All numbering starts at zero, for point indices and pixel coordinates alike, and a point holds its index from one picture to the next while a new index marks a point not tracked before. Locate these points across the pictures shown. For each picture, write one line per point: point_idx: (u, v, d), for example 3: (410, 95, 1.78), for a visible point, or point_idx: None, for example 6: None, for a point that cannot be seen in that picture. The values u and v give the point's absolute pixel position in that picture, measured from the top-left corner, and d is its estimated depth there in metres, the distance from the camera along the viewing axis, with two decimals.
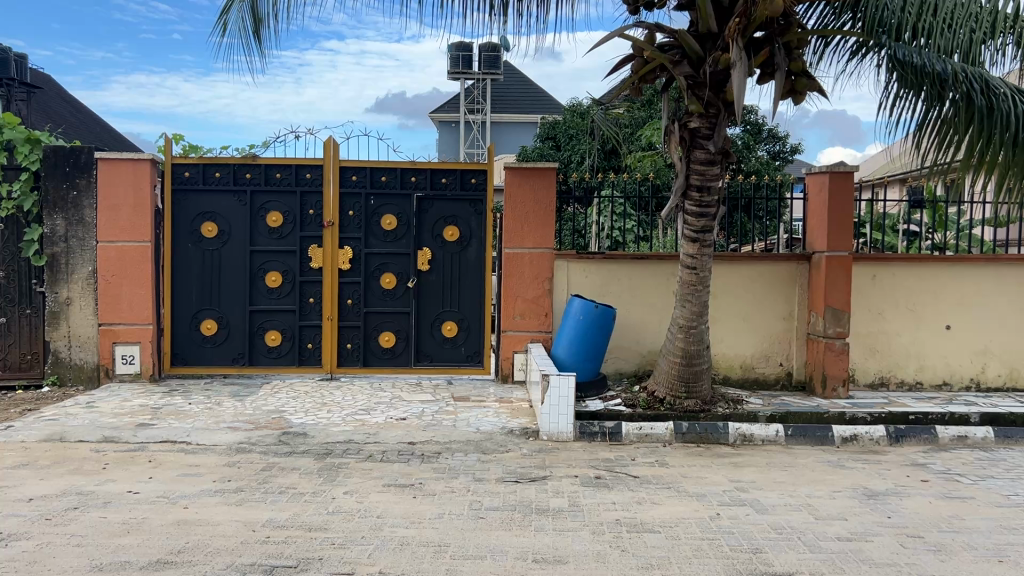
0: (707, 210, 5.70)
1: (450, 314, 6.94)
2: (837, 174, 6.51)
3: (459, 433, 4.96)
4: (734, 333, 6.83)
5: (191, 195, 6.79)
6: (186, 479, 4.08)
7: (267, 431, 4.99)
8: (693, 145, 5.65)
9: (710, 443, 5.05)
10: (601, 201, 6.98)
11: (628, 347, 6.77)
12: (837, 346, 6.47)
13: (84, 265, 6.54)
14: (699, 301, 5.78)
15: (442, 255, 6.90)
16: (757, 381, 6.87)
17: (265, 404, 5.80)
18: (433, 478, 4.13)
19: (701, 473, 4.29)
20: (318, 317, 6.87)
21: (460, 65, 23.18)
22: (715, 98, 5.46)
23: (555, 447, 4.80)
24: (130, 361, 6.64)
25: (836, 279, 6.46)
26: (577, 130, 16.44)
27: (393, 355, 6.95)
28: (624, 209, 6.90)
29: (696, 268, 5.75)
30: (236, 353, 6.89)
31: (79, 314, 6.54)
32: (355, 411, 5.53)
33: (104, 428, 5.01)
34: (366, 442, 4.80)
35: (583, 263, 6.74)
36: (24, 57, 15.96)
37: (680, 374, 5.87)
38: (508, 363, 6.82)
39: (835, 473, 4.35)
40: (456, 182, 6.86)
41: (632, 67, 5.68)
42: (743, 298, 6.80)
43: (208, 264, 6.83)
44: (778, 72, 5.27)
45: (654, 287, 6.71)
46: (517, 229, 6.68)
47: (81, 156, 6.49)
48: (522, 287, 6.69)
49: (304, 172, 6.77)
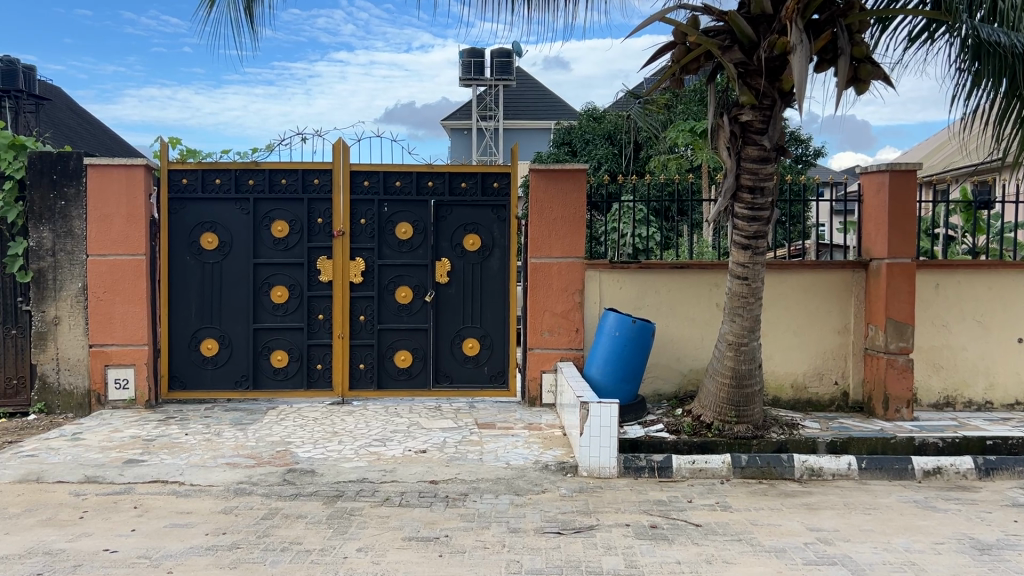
0: (760, 214, 5.08)
1: (471, 330, 6.35)
2: (898, 172, 5.89)
3: (487, 470, 4.37)
4: (784, 349, 6.22)
5: (189, 203, 6.23)
6: (175, 532, 3.49)
7: (271, 469, 4.40)
8: (744, 141, 5.05)
9: (773, 479, 4.43)
10: (620, 206, 6.38)
11: (667, 366, 6.16)
12: (899, 363, 5.85)
13: (73, 281, 6.00)
14: (751, 315, 5.17)
15: (461, 265, 6.32)
16: (810, 402, 6.25)
17: (269, 434, 5.21)
18: (461, 528, 3.52)
19: (772, 520, 3.68)
20: (328, 335, 6.31)
21: (472, 71, 22.60)
22: (771, 88, 4.89)
23: (598, 486, 4.20)
24: (124, 386, 6.07)
25: (899, 289, 5.86)
26: (595, 135, 15.96)
27: (410, 376, 6.36)
28: (645, 214, 6.31)
29: (748, 278, 5.14)
30: (239, 375, 6.32)
31: (68, 335, 6.01)
32: (369, 442, 4.94)
33: (87, 466, 4.44)
34: (382, 481, 4.21)
35: (616, 273, 6.13)
36: (33, 70, 15.98)
37: (730, 397, 5.28)
38: (536, 384, 6.21)
39: (928, 518, 3.74)
40: (476, 187, 6.28)
41: (674, 55, 5.13)
42: (793, 310, 6.19)
43: (209, 279, 6.27)
44: (843, 57, 4.67)
45: (695, 300, 6.10)
46: (544, 237, 6.09)
47: (69, 162, 5.95)
48: (549, 299, 6.11)
49: (311, 177, 6.21)
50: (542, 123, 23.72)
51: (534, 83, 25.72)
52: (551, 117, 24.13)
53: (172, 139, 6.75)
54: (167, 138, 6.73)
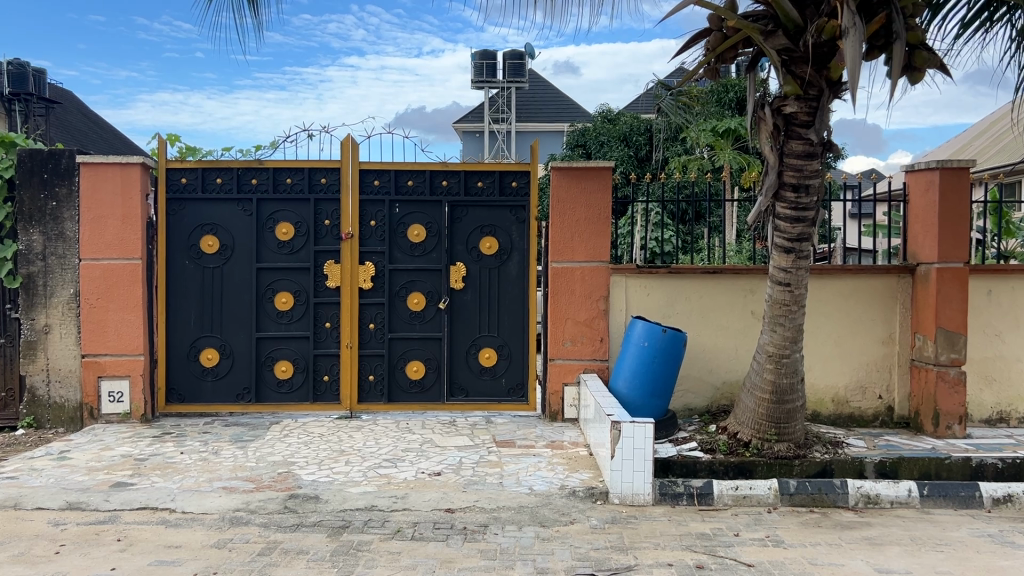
0: (804, 214, 4.66)
1: (488, 339, 5.95)
2: (949, 170, 5.44)
3: (508, 497, 3.95)
4: (825, 361, 5.79)
5: (188, 204, 5.86)
6: (160, 572, 3.10)
7: (271, 494, 4.00)
8: (787, 135, 4.64)
9: (826, 507, 4.00)
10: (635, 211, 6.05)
11: (698, 379, 5.74)
12: (951, 376, 5.41)
13: (64, 287, 5.63)
14: (793, 324, 4.75)
15: (477, 270, 5.92)
16: (852, 417, 5.82)
17: (271, 453, 4.81)
18: (482, 569, 3.12)
19: (833, 558, 3.26)
20: (336, 345, 5.91)
21: (484, 73, 22.20)
22: (817, 77, 4.48)
23: (632, 516, 3.78)
24: (118, 399, 5.69)
25: (950, 295, 5.43)
26: (609, 136, 15.47)
27: (422, 389, 5.97)
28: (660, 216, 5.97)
29: (790, 284, 4.71)
30: (241, 388, 5.95)
31: (58, 345, 5.64)
32: (378, 463, 4.54)
33: (69, 491, 4.05)
34: (393, 509, 3.81)
35: (643, 278, 5.71)
36: (45, 73, 15.93)
37: (769, 414, 4.85)
38: (557, 398, 5.78)
39: (1009, 557, 3.31)
40: (494, 186, 5.88)
41: (710, 43, 4.74)
42: (834, 318, 5.76)
43: (209, 285, 5.90)
44: (898, 41, 4.23)
45: (728, 307, 5.68)
46: (565, 240, 5.68)
47: (61, 161, 5.58)
48: (572, 306, 5.69)
49: (318, 176, 5.84)
50: (555, 125, 23.31)
51: (547, 86, 25.30)
52: (563, 120, 23.70)
53: (171, 136, 6.40)
54: (166, 135, 6.38)
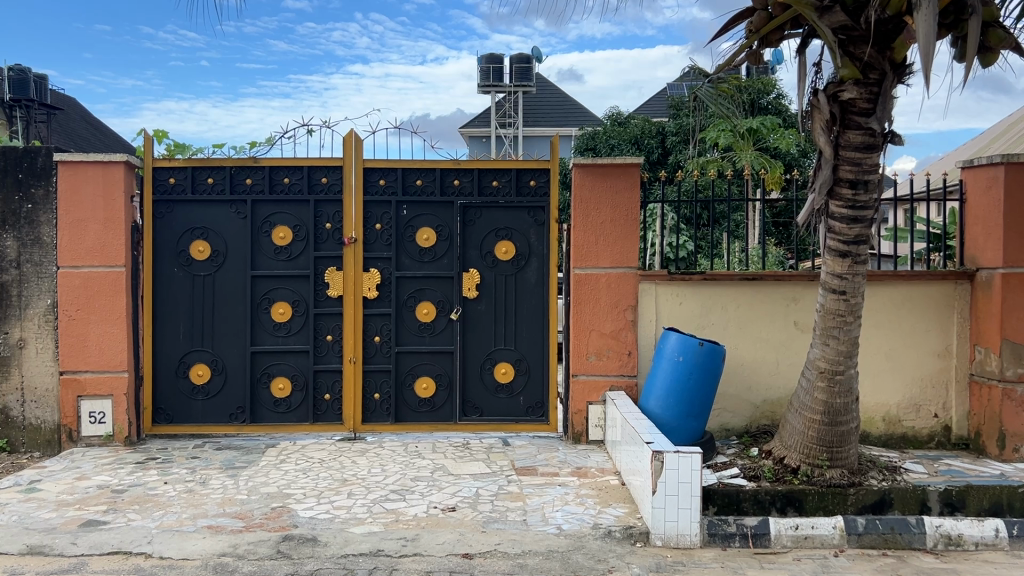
0: (862, 212, 4.15)
1: (504, 353, 5.43)
2: (1015, 165, 4.91)
3: (535, 539, 3.43)
4: (875, 376, 5.27)
5: (177, 205, 5.38)
6: None
7: (262, 536, 3.48)
8: (842, 124, 4.16)
9: (899, 549, 3.49)
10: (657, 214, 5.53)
11: (737, 397, 5.23)
12: (1018, 393, 4.89)
13: (41, 297, 5.13)
14: (849, 336, 4.22)
15: (492, 277, 5.41)
16: (904, 438, 5.30)
17: (264, 483, 4.30)
18: None
19: None
20: (338, 359, 5.41)
21: (489, 77, 21.70)
22: (880, 57, 4.00)
23: (680, 563, 3.27)
24: (100, 420, 5.18)
25: (1017, 303, 4.91)
26: (620, 139, 14.95)
27: (433, 408, 5.46)
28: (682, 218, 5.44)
29: (846, 292, 4.19)
30: (235, 407, 5.44)
31: (35, 361, 5.14)
32: (384, 496, 4.03)
33: (31, 532, 3.54)
34: (402, 554, 3.29)
35: (674, 286, 5.19)
36: (46, 78, 15.46)
37: (822, 437, 4.33)
38: (581, 418, 5.27)
39: None
40: (510, 185, 5.38)
41: (756, 23, 4.26)
42: (885, 329, 5.24)
43: (200, 294, 5.40)
44: (974, 16, 3.72)
45: (769, 318, 5.17)
46: (589, 244, 5.17)
47: (37, 159, 5.09)
48: (596, 317, 5.19)
49: (318, 175, 5.35)
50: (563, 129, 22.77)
51: (554, 91, 24.81)
52: (571, 125, 23.17)
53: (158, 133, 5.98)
54: (153, 132, 5.94)
